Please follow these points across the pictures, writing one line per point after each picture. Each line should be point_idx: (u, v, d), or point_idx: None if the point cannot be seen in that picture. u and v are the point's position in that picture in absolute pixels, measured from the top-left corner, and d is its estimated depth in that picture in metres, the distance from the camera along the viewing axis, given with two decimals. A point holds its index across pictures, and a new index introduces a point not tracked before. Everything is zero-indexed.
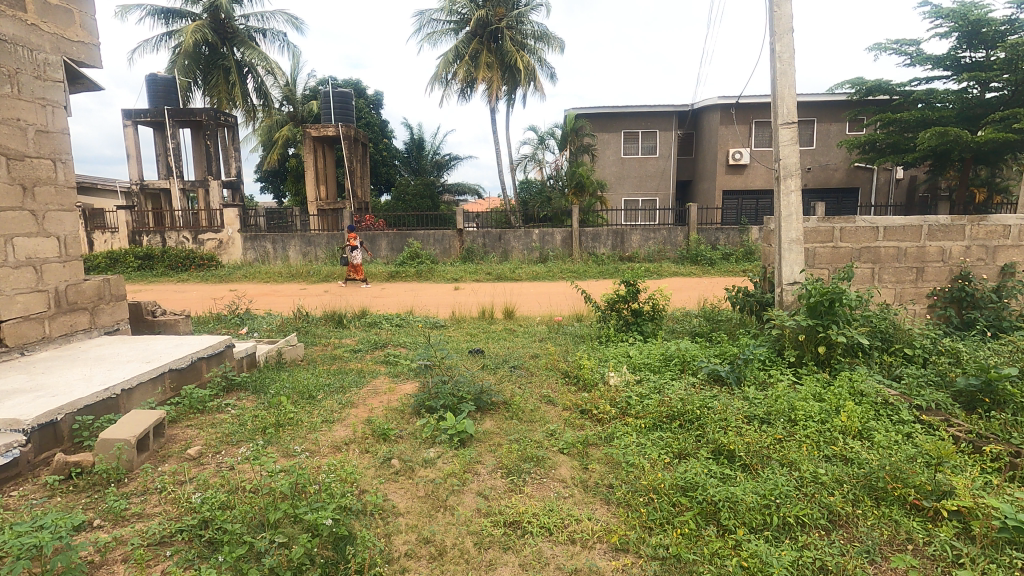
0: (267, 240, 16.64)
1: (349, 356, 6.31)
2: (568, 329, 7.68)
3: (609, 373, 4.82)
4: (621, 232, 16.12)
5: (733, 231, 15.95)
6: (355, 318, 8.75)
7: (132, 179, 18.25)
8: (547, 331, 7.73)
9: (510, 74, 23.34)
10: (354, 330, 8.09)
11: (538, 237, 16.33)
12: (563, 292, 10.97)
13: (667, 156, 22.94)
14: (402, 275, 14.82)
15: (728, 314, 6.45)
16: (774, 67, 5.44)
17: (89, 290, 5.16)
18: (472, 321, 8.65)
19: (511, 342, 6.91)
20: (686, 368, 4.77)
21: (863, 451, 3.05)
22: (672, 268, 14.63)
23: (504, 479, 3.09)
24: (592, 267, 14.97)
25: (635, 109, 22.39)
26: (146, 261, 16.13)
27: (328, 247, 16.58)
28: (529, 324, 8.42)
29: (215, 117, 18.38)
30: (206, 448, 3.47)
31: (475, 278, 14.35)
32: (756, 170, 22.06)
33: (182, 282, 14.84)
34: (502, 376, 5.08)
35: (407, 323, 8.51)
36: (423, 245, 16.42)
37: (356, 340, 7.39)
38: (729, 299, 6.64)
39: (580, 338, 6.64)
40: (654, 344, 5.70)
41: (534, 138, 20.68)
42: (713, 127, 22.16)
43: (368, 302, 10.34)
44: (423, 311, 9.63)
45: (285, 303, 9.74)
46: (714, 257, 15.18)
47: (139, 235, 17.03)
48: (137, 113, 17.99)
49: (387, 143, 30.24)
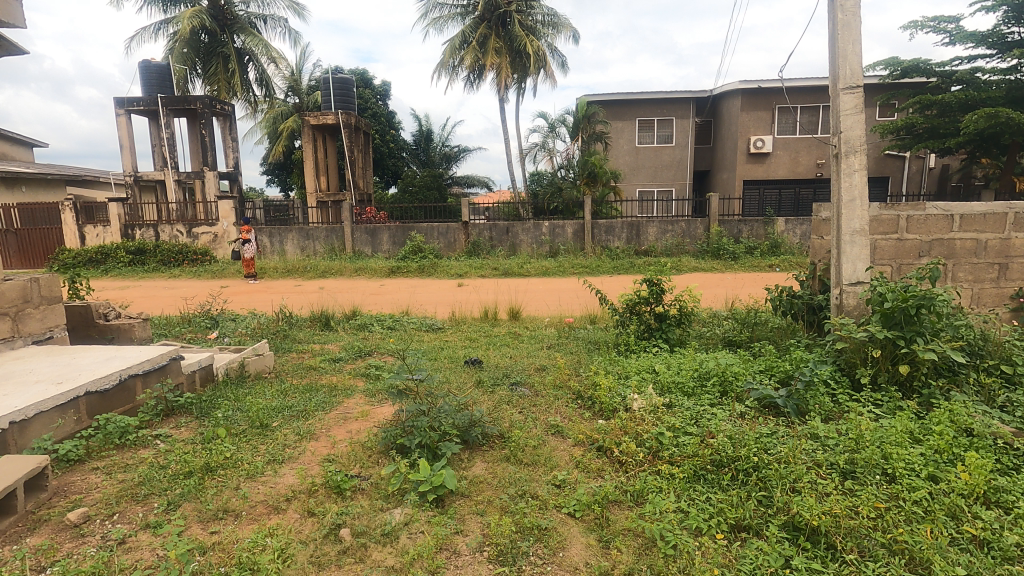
0: (263, 233, 15.90)
1: (326, 367, 5.44)
2: (580, 334, 6.79)
3: (632, 397, 3.91)
4: (636, 224, 15.13)
5: (758, 223, 14.85)
6: (344, 320, 7.92)
7: (126, 170, 17.55)
8: (557, 335, 6.84)
9: (519, 61, 22.28)
10: (340, 334, 7.25)
11: (548, 229, 15.39)
12: (574, 289, 10.05)
13: (683, 145, 21.83)
14: (403, 270, 13.98)
15: (768, 318, 5.49)
16: (835, 19, 4.43)
17: (12, 291, 4.34)
18: (473, 323, 7.78)
19: (516, 350, 6.02)
20: (727, 391, 3.85)
21: (1009, 535, 2.15)
22: (691, 263, 13.61)
23: (492, 565, 2.22)
24: (606, 261, 14.00)
25: (650, 95, 21.29)
26: (138, 256, 15.40)
27: (327, 241, 15.79)
28: (538, 327, 7.51)
29: (210, 105, 17.63)
30: (98, 508, 2.62)
31: (481, 273, 13.46)
32: (779, 158, 20.87)
33: (174, 278, 14.12)
34: (501, 397, 4.19)
35: (400, 326, 7.64)
36: (426, 239, 15.59)
37: (340, 346, 6.54)
38: (768, 300, 5.68)
39: (594, 348, 5.73)
40: (685, 356, 4.76)
41: (544, 126, 19.70)
42: (734, 113, 21.00)
43: (361, 302, 9.51)
44: (420, 311, 8.74)
45: (269, 303, 8.95)
46: (737, 250, 14.14)
47: (132, 229, 16.35)
48: (130, 102, 17.27)
49: (394, 135, 29.38)
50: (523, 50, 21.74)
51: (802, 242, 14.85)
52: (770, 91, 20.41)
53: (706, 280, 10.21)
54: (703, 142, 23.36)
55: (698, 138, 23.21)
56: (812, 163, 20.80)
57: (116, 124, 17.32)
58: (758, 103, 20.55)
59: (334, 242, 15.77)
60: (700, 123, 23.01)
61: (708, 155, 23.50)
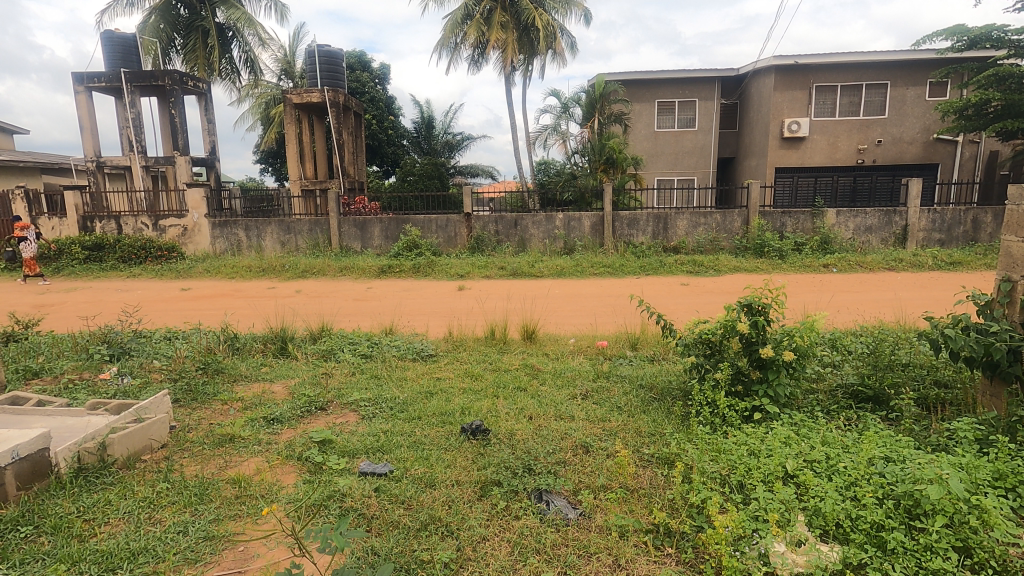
0: (239, 227, 14.03)
1: (249, 438, 3.54)
2: (622, 371, 4.90)
3: (781, 552, 2.08)
4: (663, 216, 13.17)
5: (804, 214, 12.86)
6: (308, 343, 6.11)
7: (87, 155, 15.64)
8: (589, 371, 4.96)
9: (527, 38, 20.21)
10: (295, 368, 5.36)
11: (562, 222, 13.46)
12: (602, 300, 8.16)
13: (707, 129, 19.81)
14: (396, 270, 12.06)
15: (925, 401, 3.72)
16: None
17: None
18: (476, 348, 5.93)
19: (536, 404, 4.13)
20: (966, 540, 2.03)
21: None
22: (731, 261, 11.68)
23: None
24: (631, 260, 12.03)
25: (673, 74, 19.23)
26: (95, 252, 13.41)
27: (311, 235, 13.88)
28: (562, 356, 5.61)
29: (181, 82, 15.62)
30: None
31: (485, 274, 11.56)
32: (816, 143, 18.77)
33: (133, 278, 12.25)
34: (523, 538, 2.34)
35: (377, 352, 5.75)
36: (423, 233, 13.70)
37: (289, 392, 4.65)
38: (913, 379, 3.92)
39: (655, 407, 3.88)
40: (831, 441, 2.89)
41: (556, 106, 17.67)
42: (765, 93, 18.91)
43: (335, 313, 7.66)
44: (408, 328, 6.86)
45: (219, 317, 7.10)
46: (783, 247, 12.13)
47: (92, 221, 14.47)
48: (90, 77, 15.27)
49: (393, 121, 27.41)
50: (531, 25, 19.68)
51: (856, 238, 12.85)
52: (807, 68, 18.31)
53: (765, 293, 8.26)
54: (728, 126, 21.33)
55: (723, 122, 21.23)
56: (853, 149, 18.68)
57: (75, 102, 15.39)
58: (793, 82, 18.47)
59: (318, 236, 13.87)
60: (726, 105, 20.96)
61: (733, 141, 21.47)
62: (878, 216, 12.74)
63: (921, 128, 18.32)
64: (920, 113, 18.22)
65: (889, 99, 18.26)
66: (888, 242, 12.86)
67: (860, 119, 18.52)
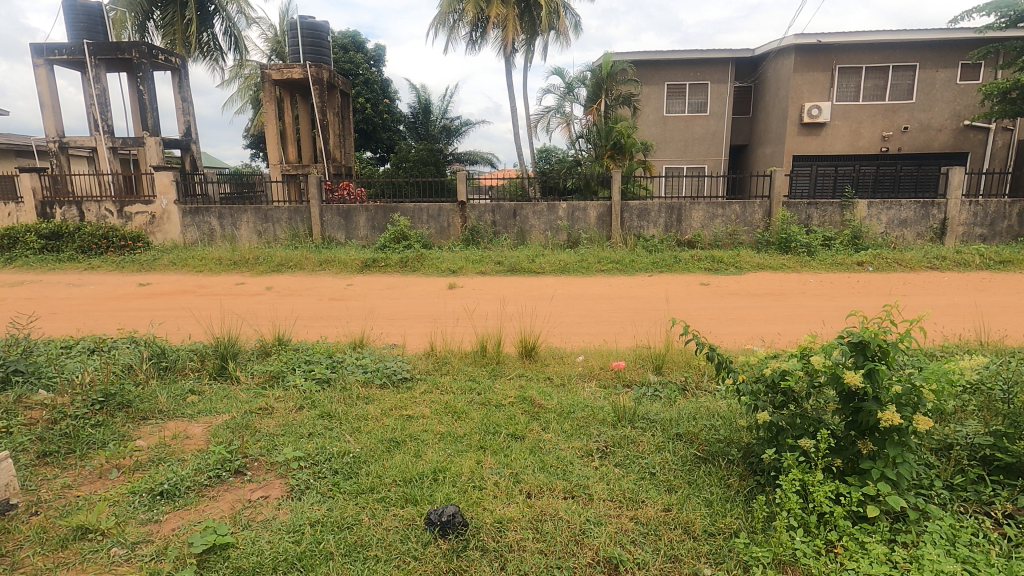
0: (212, 215, 12.82)
1: (110, 532, 2.40)
2: (649, 410, 3.72)
3: None
4: (676, 206, 11.96)
5: (832, 206, 11.66)
6: (256, 361, 4.96)
7: (49, 135, 14.35)
8: (607, 407, 3.80)
9: (529, 16, 18.83)
10: (230, 399, 4.19)
11: (566, 212, 12.26)
12: (615, 305, 6.98)
13: (720, 113, 18.52)
14: (382, 264, 10.85)
15: None
16: None
17: None
18: (464, 369, 4.76)
19: (537, 469, 3.02)
20: None
21: None
22: (753, 257, 10.50)
23: None
24: (642, 255, 10.84)
25: (685, 54, 17.91)
26: (52, 241, 12.16)
27: (290, 224, 12.68)
28: (569, 384, 4.45)
29: (149, 55, 14.31)
30: None
31: (481, 269, 10.38)
32: (837, 130, 17.49)
33: (90, 271, 11.06)
34: None
35: (337, 376, 4.54)
36: (413, 223, 12.48)
37: (207, 438, 3.47)
38: None
39: (709, 485, 2.76)
40: None
41: (559, 86, 16.39)
42: (785, 74, 17.58)
43: (299, 319, 6.49)
44: (383, 339, 5.71)
45: (158, 326, 5.94)
46: (812, 242, 10.88)
47: (51, 207, 13.23)
48: (50, 49, 13.95)
49: (389, 105, 26.04)
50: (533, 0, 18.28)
51: (889, 232, 11.67)
52: (830, 48, 17.00)
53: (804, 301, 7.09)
54: (741, 112, 20.03)
55: (737, 106, 19.93)
56: (877, 136, 17.42)
57: (34, 76, 14.08)
58: (814, 63, 17.15)
59: (298, 226, 12.66)
60: (740, 88, 19.65)
61: (747, 127, 20.18)
62: (913, 208, 11.55)
63: (951, 114, 17.08)
64: (949, 98, 16.97)
65: (918, 83, 16.97)
66: (924, 237, 11.68)
67: (885, 104, 17.23)
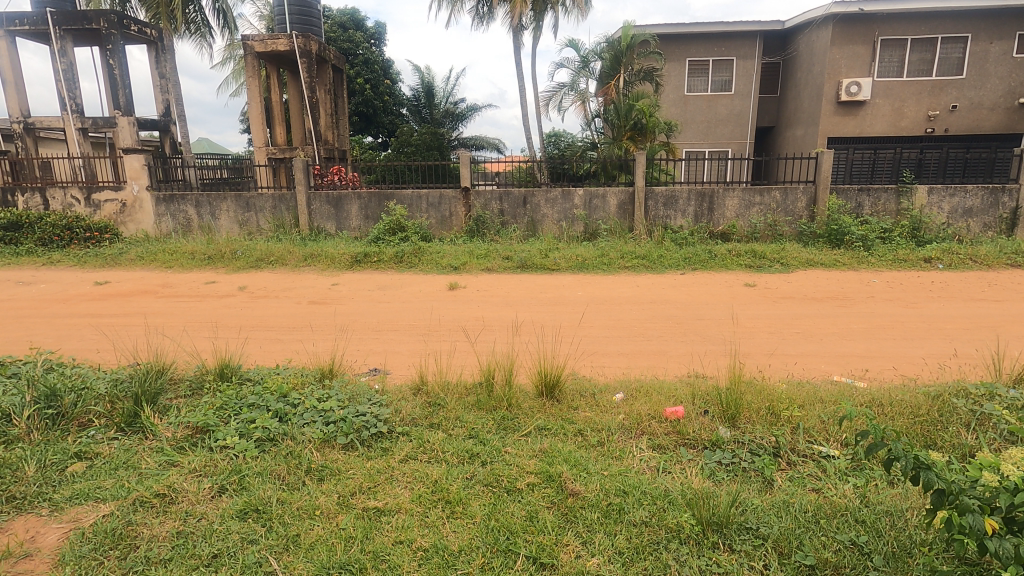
0: (188, 202, 11.54)
1: None
2: (753, 510, 2.39)
3: None
4: (708, 193, 10.55)
5: (888, 193, 10.22)
6: (184, 400, 3.69)
7: (12, 114, 13.06)
8: (683, 499, 2.46)
9: None
10: (123, 473, 2.89)
11: (583, 200, 10.87)
12: (653, 316, 5.65)
13: (748, 91, 16.96)
14: (374, 259, 9.53)
15: None
16: None
17: None
18: (465, 417, 3.44)
19: None
20: None
21: None
22: (801, 252, 9.11)
23: None
24: (671, 249, 9.47)
25: (710, 26, 16.34)
26: (9, 231, 10.91)
27: (274, 214, 11.38)
28: (611, 446, 3.13)
29: (119, 25, 12.94)
30: None
31: (486, 265, 9.06)
32: (878, 109, 15.90)
33: (49, 265, 9.85)
34: None
35: (285, 431, 3.22)
36: (410, 212, 11.14)
37: (54, 564, 2.22)
38: None
39: None
40: None
41: (574, 60, 14.89)
42: (821, 47, 15.98)
43: (261, 333, 5.21)
44: (359, 365, 4.41)
45: (77, 347, 4.69)
46: (868, 235, 9.44)
47: (12, 194, 11.98)
48: (10, 19, 12.62)
49: (390, 86, 24.52)
50: None
51: (952, 222, 10.22)
52: (871, 17, 15.40)
53: (888, 316, 5.72)
54: (770, 91, 18.44)
55: (765, 84, 18.32)
56: (922, 116, 15.83)
57: None
58: (854, 34, 15.55)
59: (283, 215, 11.36)
60: (769, 63, 18.06)
61: (776, 107, 18.59)
62: (981, 195, 10.09)
63: (1004, 91, 15.49)
64: (1003, 73, 15.38)
65: (969, 56, 15.35)
66: (992, 228, 10.24)
67: (932, 80, 15.63)
